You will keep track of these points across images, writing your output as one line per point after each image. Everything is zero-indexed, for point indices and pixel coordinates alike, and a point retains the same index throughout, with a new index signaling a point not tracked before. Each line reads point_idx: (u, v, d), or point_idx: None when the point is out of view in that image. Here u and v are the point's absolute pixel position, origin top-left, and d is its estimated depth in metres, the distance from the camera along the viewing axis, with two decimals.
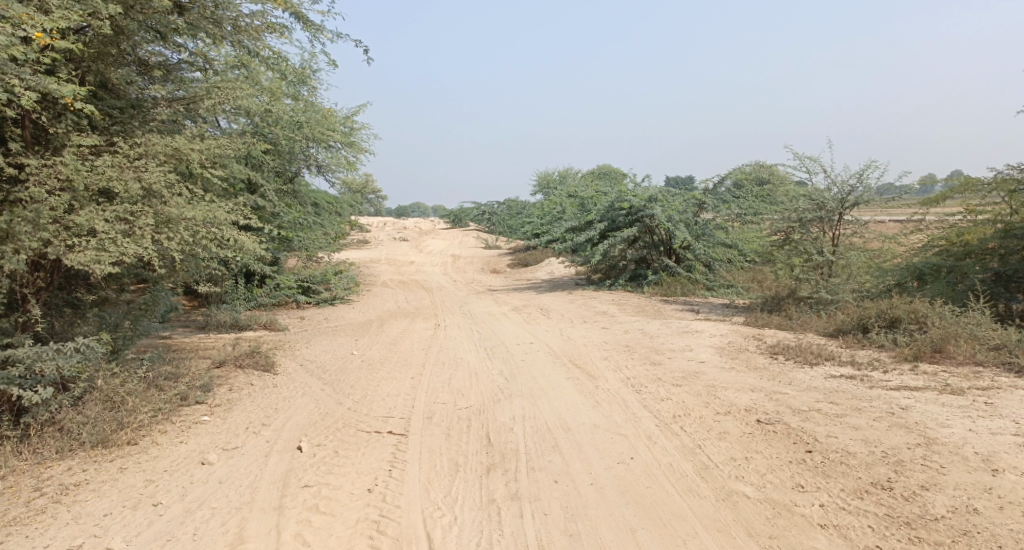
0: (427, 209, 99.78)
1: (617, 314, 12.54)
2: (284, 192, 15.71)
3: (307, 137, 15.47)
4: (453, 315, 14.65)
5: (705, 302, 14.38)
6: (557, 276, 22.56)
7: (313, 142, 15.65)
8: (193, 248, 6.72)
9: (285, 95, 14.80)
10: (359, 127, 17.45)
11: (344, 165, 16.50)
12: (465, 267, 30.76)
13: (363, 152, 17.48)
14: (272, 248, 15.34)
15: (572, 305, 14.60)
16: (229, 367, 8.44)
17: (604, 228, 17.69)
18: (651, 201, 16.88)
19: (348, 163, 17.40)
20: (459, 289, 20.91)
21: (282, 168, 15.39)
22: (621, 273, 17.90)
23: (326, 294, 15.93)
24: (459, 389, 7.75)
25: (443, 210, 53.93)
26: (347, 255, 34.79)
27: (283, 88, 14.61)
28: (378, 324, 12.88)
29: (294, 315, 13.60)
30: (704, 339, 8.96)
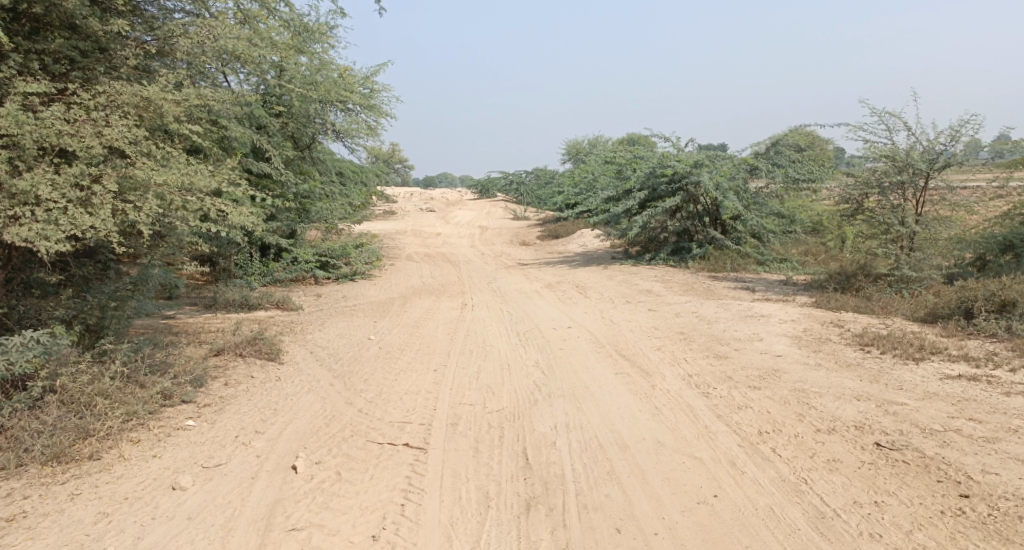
0: (453, 179, 98.42)
1: (664, 293, 11.28)
2: (297, 158, 14.69)
3: (322, 98, 14.40)
4: (482, 292, 13.51)
5: (759, 279, 13.06)
6: (590, 249, 21.27)
7: (329, 103, 14.60)
8: (169, 221, 5.63)
9: (297, 51, 13.75)
10: (378, 89, 16.33)
11: (363, 129, 15.35)
12: (493, 239, 29.54)
13: (384, 116, 16.35)
14: (288, 220, 14.28)
15: (613, 282, 13.30)
16: (228, 356, 7.32)
17: (645, 197, 16.29)
18: (696, 167, 15.43)
19: (369, 128, 16.25)
20: (487, 263, 19.74)
21: (295, 132, 14.33)
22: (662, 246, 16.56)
23: (347, 268, 14.75)
24: (489, 387, 6.61)
25: (470, 180, 52.63)
26: (370, 226, 33.70)
27: (296, 44, 13.49)
28: (400, 304, 11.80)
29: (310, 292, 12.54)
30: (774, 326, 7.74)
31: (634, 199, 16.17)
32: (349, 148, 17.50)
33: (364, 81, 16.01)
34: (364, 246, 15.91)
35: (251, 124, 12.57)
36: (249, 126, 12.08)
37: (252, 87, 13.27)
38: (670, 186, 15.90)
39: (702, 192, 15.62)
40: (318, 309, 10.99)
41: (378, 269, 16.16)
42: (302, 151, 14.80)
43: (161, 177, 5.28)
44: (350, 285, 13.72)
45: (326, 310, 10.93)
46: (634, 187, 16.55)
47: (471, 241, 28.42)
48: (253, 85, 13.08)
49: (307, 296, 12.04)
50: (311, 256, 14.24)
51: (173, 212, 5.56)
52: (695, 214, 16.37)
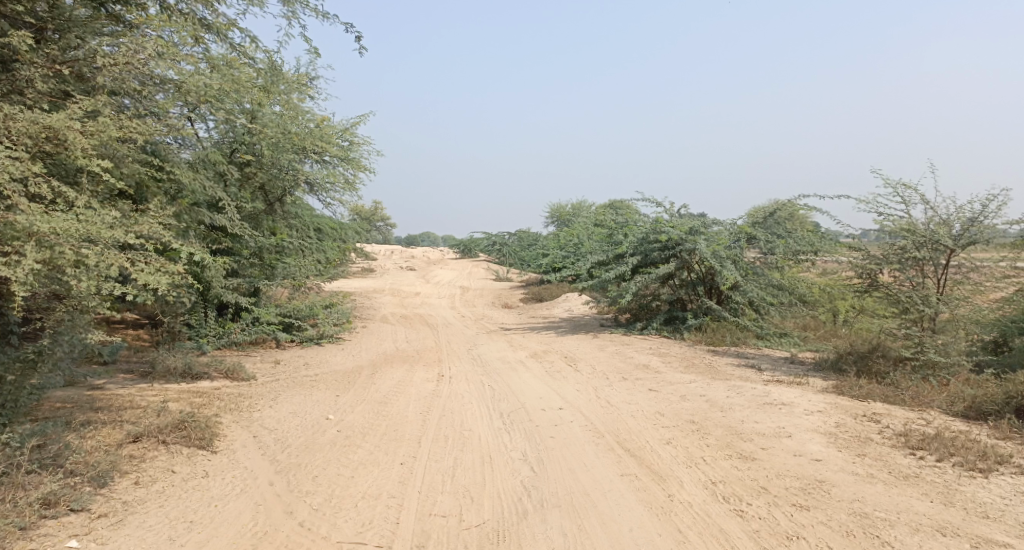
0: (436, 238, 97.79)
1: (661, 369, 10.21)
2: (265, 211, 13.64)
3: (297, 149, 13.50)
4: (460, 362, 12.32)
5: (761, 356, 12.06)
6: (576, 316, 20.23)
7: (304, 155, 13.69)
8: (54, 275, 4.88)
9: (272, 99, 12.91)
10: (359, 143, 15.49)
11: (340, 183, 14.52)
12: (475, 300, 28.43)
13: (364, 171, 15.44)
14: (251, 277, 13.09)
15: (603, 354, 12.22)
16: (148, 446, 6.08)
17: (637, 263, 15.38)
18: (691, 233, 14.64)
19: (348, 182, 15.44)
20: (467, 328, 18.58)
21: (266, 184, 13.33)
22: (654, 316, 15.63)
23: (314, 330, 13.48)
24: (466, 489, 5.43)
25: (452, 240, 51.79)
26: (346, 284, 32.53)
27: (270, 89, 12.79)
28: (365, 371, 10.69)
29: (268, 357, 11.29)
30: (799, 417, 6.66)
31: (624, 264, 15.29)
32: (325, 204, 16.51)
33: (344, 134, 15.17)
34: (335, 307, 14.71)
35: (215, 174, 11.58)
36: (209, 174, 11.08)
37: (218, 134, 12.36)
38: (663, 252, 15.05)
39: (697, 259, 14.79)
40: (274, 377, 9.77)
41: (349, 332, 14.94)
42: (273, 205, 13.76)
43: (47, 225, 4.59)
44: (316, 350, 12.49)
45: (286, 379, 9.72)
46: (625, 252, 15.67)
47: (451, 302, 27.28)
48: (216, 132, 12.19)
49: (261, 362, 10.79)
50: (274, 315, 12.99)
51: (57, 266, 4.79)
52: (689, 283, 15.49)
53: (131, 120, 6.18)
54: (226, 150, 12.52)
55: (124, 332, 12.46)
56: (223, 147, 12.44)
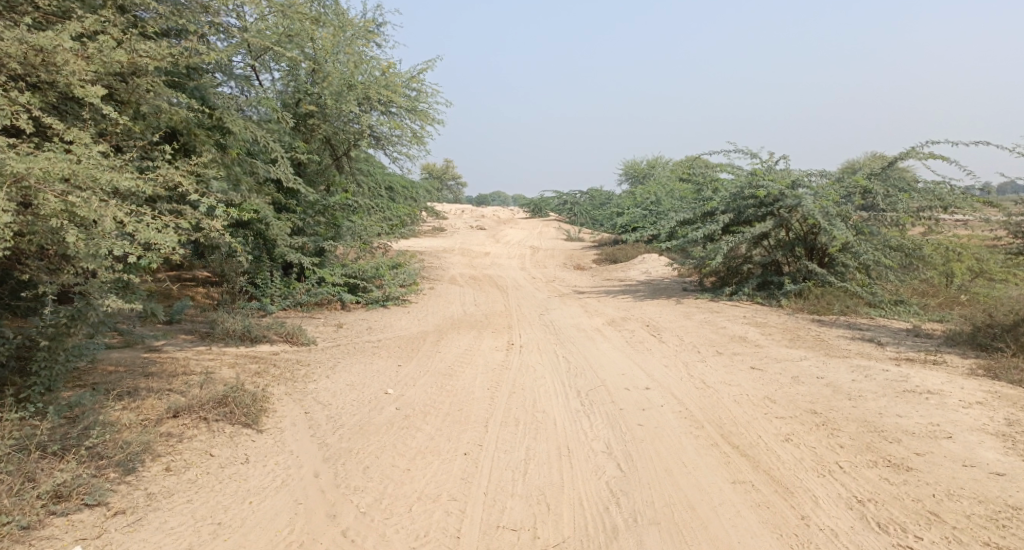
0: (505, 197, 96.77)
1: (761, 341, 9.02)
2: (329, 167, 12.96)
3: (363, 99, 12.69)
4: (533, 328, 11.37)
5: (878, 329, 10.68)
6: (655, 279, 18.96)
7: (371, 107, 12.86)
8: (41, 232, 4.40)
9: (336, 47, 12.06)
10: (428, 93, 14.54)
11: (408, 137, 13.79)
12: (546, 260, 27.44)
13: (432, 123, 14.53)
14: (315, 236, 12.45)
15: (693, 323, 11.06)
16: (188, 422, 5.35)
17: (729, 220, 13.99)
18: (793, 188, 13.27)
19: (416, 136, 14.67)
20: (539, 290, 17.66)
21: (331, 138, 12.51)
22: (746, 280, 14.38)
23: (380, 292, 12.79)
24: (542, 490, 4.49)
25: (521, 198, 50.76)
26: (415, 242, 32.03)
27: (335, 35, 12.01)
28: (431, 337, 9.91)
29: (332, 320, 10.66)
30: (953, 411, 5.47)
31: (715, 223, 13.99)
32: (391, 159, 15.77)
33: (411, 83, 14.26)
34: (401, 267, 14.02)
35: (282, 130, 10.88)
36: (276, 132, 10.40)
37: (282, 85, 11.61)
38: (759, 210, 13.68)
39: (799, 217, 13.37)
40: (336, 342, 9.09)
41: (418, 294, 14.29)
42: (337, 160, 13.07)
43: (23, 165, 4.15)
44: (383, 313, 11.83)
45: (349, 344, 9.02)
46: (715, 210, 14.33)
47: (521, 262, 26.42)
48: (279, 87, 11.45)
49: (324, 325, 10.18)
50: (338, 276, 12.35)
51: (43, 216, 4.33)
52: (786, 244, 14.09)
53: (145, 45, 5.84)
54: (288, 104, 11.78)
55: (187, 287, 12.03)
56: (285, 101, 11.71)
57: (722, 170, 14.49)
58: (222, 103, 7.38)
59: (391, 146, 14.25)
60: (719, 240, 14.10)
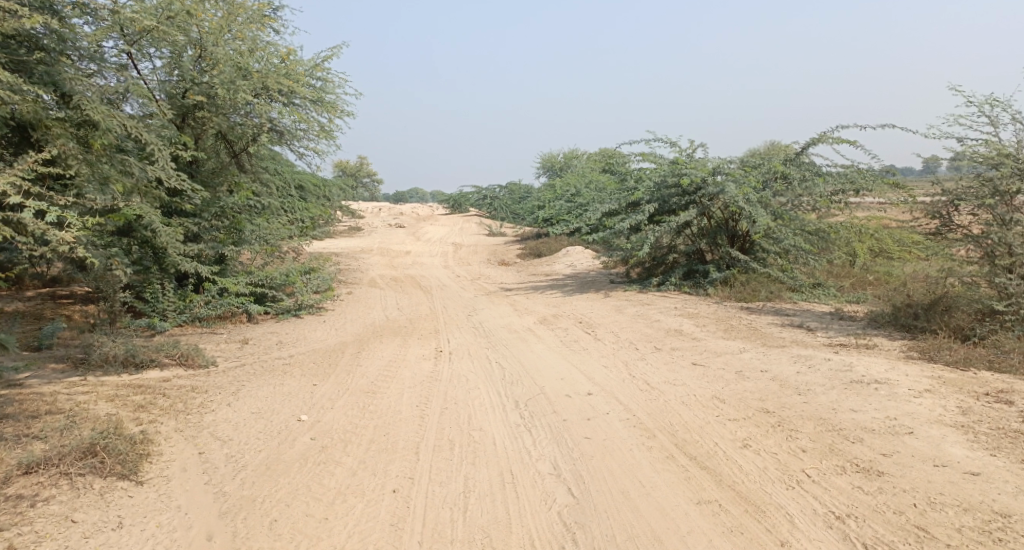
0: (423, 194, 95.34)
1: (696, 333, 8.71)
2: (227, 165, 12.26)
3: (260, 89, 11.86)
4: (459, 332, 10.76)
5: (805, 313, 10.61)
6: (581, 273, 18.66)
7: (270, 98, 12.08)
8: None
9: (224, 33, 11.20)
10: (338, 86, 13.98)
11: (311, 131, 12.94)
12: (469, 258, 26.80)
13: (340, 115, 13.86)
14: (214, 242, 11.53)
15: (623, 316, 10.73)
16: (48, 481, 4.53)
17: (654, 210, 13.76)
18: (714, 174, 13.13)
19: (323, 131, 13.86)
20: (465, 289, 17.05)
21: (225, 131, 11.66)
22: (672, 269, 14.21)
23: (291, 301, 11.89)
24: (483, 532, 3.94)
25: (441, 195, 49.85)
26: (331, 245, 30.78)
27: (224, 22, 11.19)
28: (350, 348, 9.20)
29: (236, 335, 9.70)
30: (907, 402, 5.19)
31: (639, 213, 13.74)
32: (300, 156, 14.88)
33: (315, 72, 13.44)
34: (315, 273, 13.18)
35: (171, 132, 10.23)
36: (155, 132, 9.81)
37: (168, 76, 10.86)
38: (683, 198, 13.52)
39: (721, 204, 13.27)
40: (242, 361, 8.20)
41: (333, 301, 13.36)
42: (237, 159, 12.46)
43: None
44: (295, 324, 10.89)
45: (258, 362, 8.18)
46: (638, 200, 14.09)
47: (444, 260, 25.73)
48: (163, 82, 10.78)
49: (225, 342, 9.22)
50: (243, 286, 11.41)
51: None
52: (710, 231, 14.01)
53: None
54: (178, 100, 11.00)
55: (71, 308, 10.84)
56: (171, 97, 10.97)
57: (644, 159, 14.24)
58: (81, 89, 6.56)
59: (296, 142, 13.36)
60: (644, 230, 13.85)
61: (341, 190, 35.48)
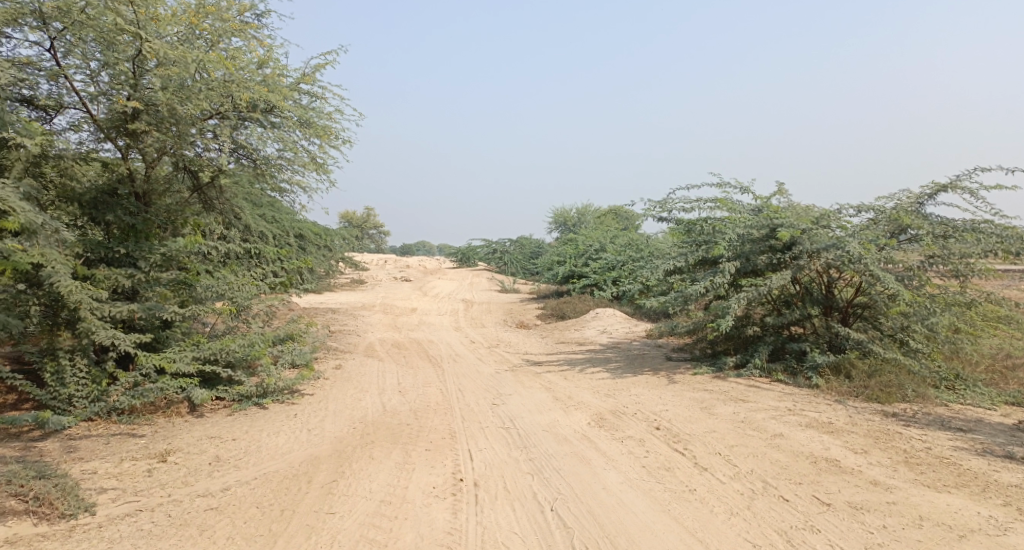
0: (430, 246, 93.19)
1: (871, 472, 5.58)
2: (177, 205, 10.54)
3: (225, 104, 9.68)
4: (484, 439, 7.66)
5: (981, 426, 7.45)
6: (621, 347, 15.51)
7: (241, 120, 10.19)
8: None
9: (190, 39, 9.31)
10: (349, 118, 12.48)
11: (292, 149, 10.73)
12: (481, 319, 23.79)
13: (332, 144, 11.58)
14: (152, 303, 8.98)
15: (718, 421, 7.64)
16: None
17: (737, 270, 10.68)
18: (818, 226, 10.18)
19: (314, 163, 11.79)
20: (484, 362, 13.96)
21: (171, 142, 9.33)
22: (756, 348, 11.12)
23: (253, 384, 8.95)
24: None
25: (447, 248, 47.08)
26: (328, 298, 27.90)
27: (168, 20, 8.98)
28: (323, 471, 6.22)
29: (151, 454, 6.61)
30: None
31: (714, 274, 10.64)
32: (283, 189, 12.24)
33: (302, 88, 10.92)
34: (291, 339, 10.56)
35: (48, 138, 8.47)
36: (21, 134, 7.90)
37: (108, 88, 8.91)
38: (773, 255, 10.48)
39: (825, 265, 10.26)
40: (141, 505, 5.24)
41: (315, 382, 10.21)
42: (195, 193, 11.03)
43: None
44: (253, 424, 7.86)
45: (169, 508, 5.22)
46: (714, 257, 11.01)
47: (453, 321, 22.68)
48: (92, 94, 8.91)
49: (139, 467, 6.16)
50: (186, 363, 8.60)
51: None
52: (802, 299, 11.03)
53: None
54: (117, 123, 9.15)
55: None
56: (105, 122, 9.17)
57: (717, 204, 11.22)
58: None
59: (281, 168, 11.19)
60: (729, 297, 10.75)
61: (344, 239, 32.89)
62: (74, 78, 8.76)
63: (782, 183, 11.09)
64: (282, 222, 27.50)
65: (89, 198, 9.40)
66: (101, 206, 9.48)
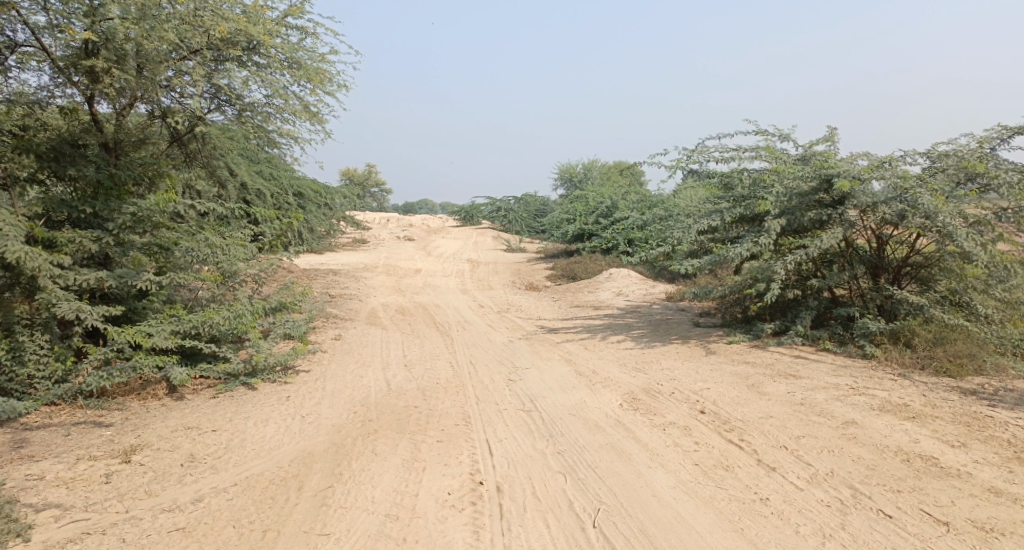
0: (433, 205, 91.77)
1: (984, 476, 4.68)
2: (152, 157, 9.39)
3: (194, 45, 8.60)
4: (503, 427, 6.68)
5: None
6: (641, 311, 14.50)
7: (220, 53, 8.96)
8: None
9: None
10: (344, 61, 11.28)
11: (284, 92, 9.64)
12: (488, 280, 22.79)
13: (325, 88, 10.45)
14: (126, 271, 7.93)
15: (773, 403, 6.63)
16: None
17: (781, 227, 9.59)
18: (874, 176, 9.08)
19: (309, 111, 10.73)
20: (495, 329, 12.97)
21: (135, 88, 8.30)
22: (800, 313, 10.11)
23: (240, 361, 7.86)
24: None
25: (451, 207, 45.88)
26: (330, 259, 26.87)
27: None
28: (317, 474, 5.27)
29: (115, 449, 5.65)
30: None
31: (758, 234, 9.62)
32: (274, 140, 11.15)
33: (290, 23, 9.71)
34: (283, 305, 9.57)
35: None
36: None
37: (67, 22, 7.69)
38: (823, 210, 9.49)
39: (877, 219, 9.42)
40: (90, 526, 4.37)
41: (314, 357, 9.28)
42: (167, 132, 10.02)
43: None
44: (241, 409, 6.88)
45: (124, 530, 4.35)
46: (756, 214, 9.94)
47: (460, 283, 21.67)
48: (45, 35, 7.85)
49: (96, 471, 5.23)
50: (164, 338, 7.58)
51: None
52: (849, 258, 9.98)
53: None
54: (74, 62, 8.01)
55: None
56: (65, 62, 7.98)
57: (760, 152, 10.12)
58: None
59: (273, 116, 10.14)
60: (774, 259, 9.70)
61: (345, 198, 31.73)
62: (24, 10, 7.58)
63: (834, 130, 9.97)
64: (281, 180, 26.42)
65: (50, 149, 8.23)
66: (64, 160, 8.30)
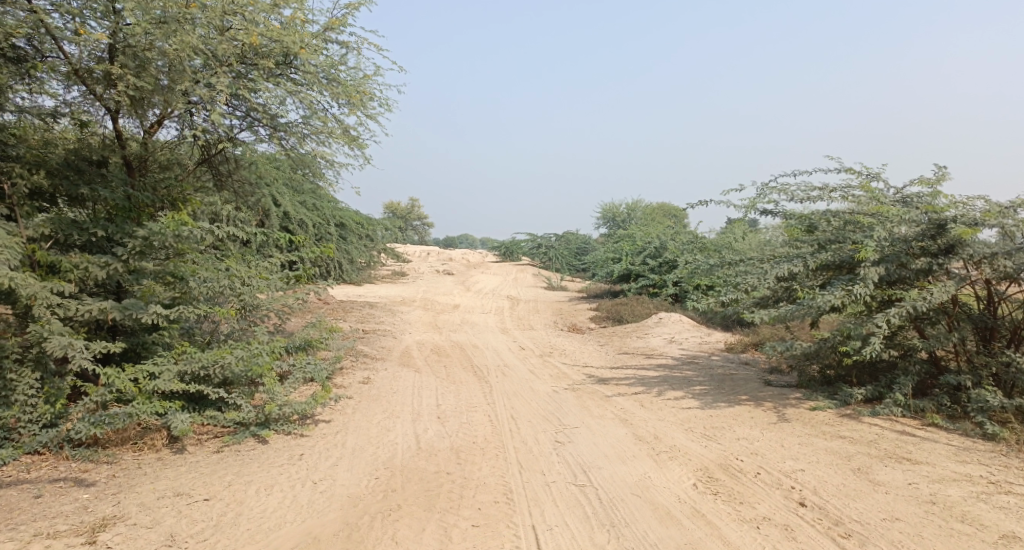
0: (471, 239, 91.52)
1: None
2: (175, 177, 8.57)
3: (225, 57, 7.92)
4: (552, 507, 5.50)
5: None
6: (697, 363, 13.25)
7: (243, 61, 8.15)
8: None
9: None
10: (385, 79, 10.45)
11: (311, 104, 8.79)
12: (528, 319, 21.70)
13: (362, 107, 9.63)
14: (132, 303, 6.98)
15: (894, 501, 5.43)
16: None
17: (881, 277, 8.31)
18: (994, 220, 7.91)
19: (349, 136, 10.03)
20: (538, 377, 11.82)
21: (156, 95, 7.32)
22: (898, 378, 9.02)
23: (252, 408, 6.87)
24: None
25: (490, 241, 45.18)
26: (366, 291, 26.07)
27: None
28: None
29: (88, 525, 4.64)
30: None
31: (851, 282, 8.35)
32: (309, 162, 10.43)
33: (331, 36, 8.92)
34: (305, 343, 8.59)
35: None
36: None
37: (89, 25, 6.92)
38: (930, 260, 8.28)
39: (995, 274, 8.19)
40: None
41: (346, 403, 8.37)
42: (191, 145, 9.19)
43: None
44: (244, 469, 5.84)
45: None
46: (847, 260, 8.65)
47: (499, 321, 20.59)
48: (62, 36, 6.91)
49: None
50: (167, 382, 6.56)
51: None
52: (956, 319, 8.86)
53: None
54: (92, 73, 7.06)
55: None
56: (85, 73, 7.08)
57: (854, 191, 8.94)
58: None
59: (310, 137, 9.40)
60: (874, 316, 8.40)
61: (385, 228, 31.08)
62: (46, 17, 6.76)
63: (942, 170, 8.74)
64: (322, 210, 25.89)
65: (65, 165, 7.43)
66: (80, 177, 7.51)
